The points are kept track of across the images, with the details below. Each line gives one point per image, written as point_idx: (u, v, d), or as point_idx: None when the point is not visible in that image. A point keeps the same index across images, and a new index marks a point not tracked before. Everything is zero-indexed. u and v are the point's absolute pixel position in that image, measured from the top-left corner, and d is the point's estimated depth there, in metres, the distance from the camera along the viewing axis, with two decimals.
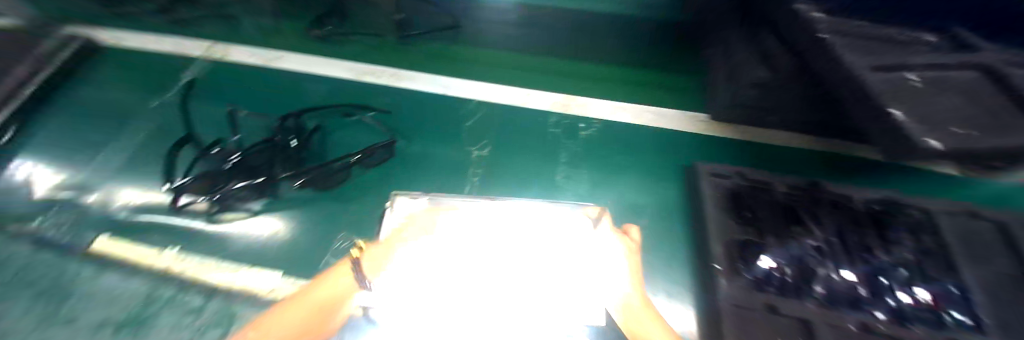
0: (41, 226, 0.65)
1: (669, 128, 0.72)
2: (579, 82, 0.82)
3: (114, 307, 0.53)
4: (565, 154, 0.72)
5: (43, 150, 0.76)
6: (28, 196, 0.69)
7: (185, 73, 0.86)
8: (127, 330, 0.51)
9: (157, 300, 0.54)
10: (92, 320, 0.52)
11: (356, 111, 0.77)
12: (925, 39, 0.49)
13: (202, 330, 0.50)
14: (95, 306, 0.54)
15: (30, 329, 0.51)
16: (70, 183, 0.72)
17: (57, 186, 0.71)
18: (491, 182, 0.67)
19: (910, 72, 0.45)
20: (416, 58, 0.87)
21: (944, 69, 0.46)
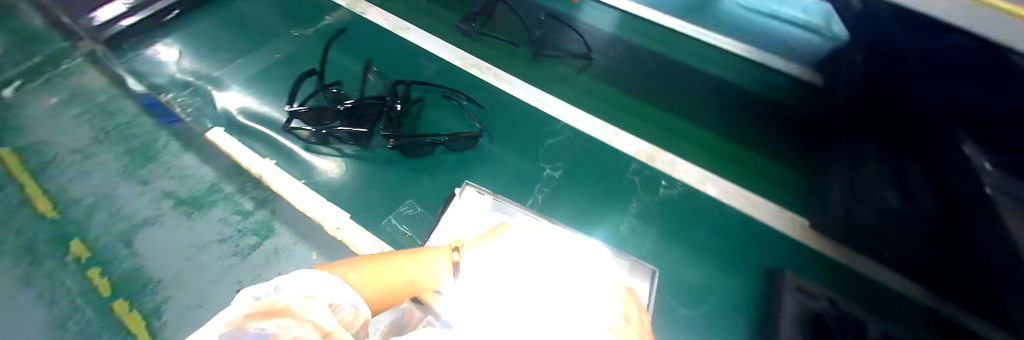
0: (177, 101, 0.79)
1: (757, 218, 0.68)
2: (674, 139, 0.79)
3: (185, 184, 0.68)
4: (637, 204, 0.71)
5: (198, 40, 0.90)
6: (178, 76, 0.83)
7: (327, 16, 0.98)
8: (190, 206, 0.65)
9: (217, 192, 0.67)
10: (164, 186, 0.67)
11: (454, 96, 0.82)
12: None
13: (242, 233, 0.63)
14: (175, 176, 0.69)
15: (118, 180, 0.67)
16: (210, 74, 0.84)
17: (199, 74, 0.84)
18: (557, 206, 0.70)
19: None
20: (519, 64, 0.90)
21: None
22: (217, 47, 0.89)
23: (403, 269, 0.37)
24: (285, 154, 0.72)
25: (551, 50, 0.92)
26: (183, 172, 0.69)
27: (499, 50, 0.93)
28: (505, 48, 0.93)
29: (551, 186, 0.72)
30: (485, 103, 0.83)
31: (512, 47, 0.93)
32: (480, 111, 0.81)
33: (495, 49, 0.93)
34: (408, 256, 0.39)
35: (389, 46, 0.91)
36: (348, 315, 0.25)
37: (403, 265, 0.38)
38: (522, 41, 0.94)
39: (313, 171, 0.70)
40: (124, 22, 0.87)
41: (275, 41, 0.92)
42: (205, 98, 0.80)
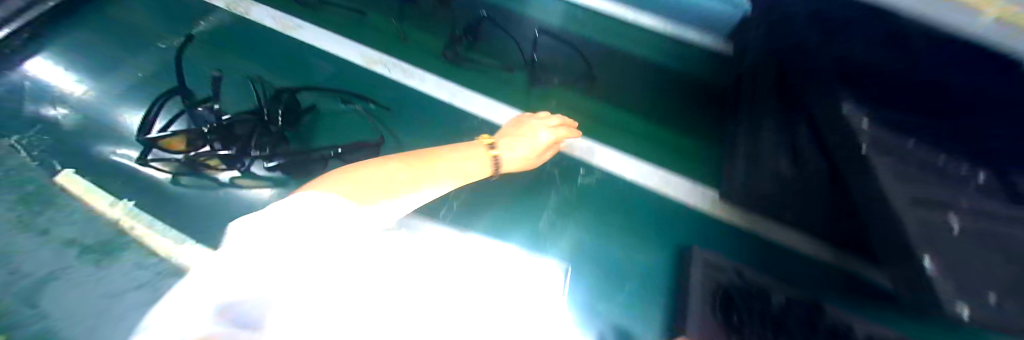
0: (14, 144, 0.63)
1: (675, 198, 0.66)
2: (592, 125, 0.75)
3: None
4: (555, 199, 0.66)
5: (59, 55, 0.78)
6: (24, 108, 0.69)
7: (200, 22, 0.86)
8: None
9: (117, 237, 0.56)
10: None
11: (354, 99, 0.73)
12: (976, 177, 0.35)
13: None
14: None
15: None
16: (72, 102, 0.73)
17: (60, 101, 0.73)
18: (469, 211, 0.64)
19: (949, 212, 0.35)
20: (424, 55, 0.81)
21: (1004, 221, 0.33)
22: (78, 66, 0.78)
23: (439, 155, 0.49)
24: (152, 198, 0.63)
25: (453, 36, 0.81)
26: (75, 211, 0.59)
27: (414, 53, 0.81)
28: (418, 52, 0.81)
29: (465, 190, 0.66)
30: (389, 103, 0.74)
31: (431, 48, 0.82)
32: (387, 113, 0.73)
33: (403, 52, 0.81)
34: (442, 153, 0.50)
35: (275, 49, 0.80)
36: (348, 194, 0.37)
37: (397, 164, 0.45)
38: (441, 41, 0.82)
39: (192, 212, 0.63)
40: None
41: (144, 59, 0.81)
42: (54, 134, 0.68)
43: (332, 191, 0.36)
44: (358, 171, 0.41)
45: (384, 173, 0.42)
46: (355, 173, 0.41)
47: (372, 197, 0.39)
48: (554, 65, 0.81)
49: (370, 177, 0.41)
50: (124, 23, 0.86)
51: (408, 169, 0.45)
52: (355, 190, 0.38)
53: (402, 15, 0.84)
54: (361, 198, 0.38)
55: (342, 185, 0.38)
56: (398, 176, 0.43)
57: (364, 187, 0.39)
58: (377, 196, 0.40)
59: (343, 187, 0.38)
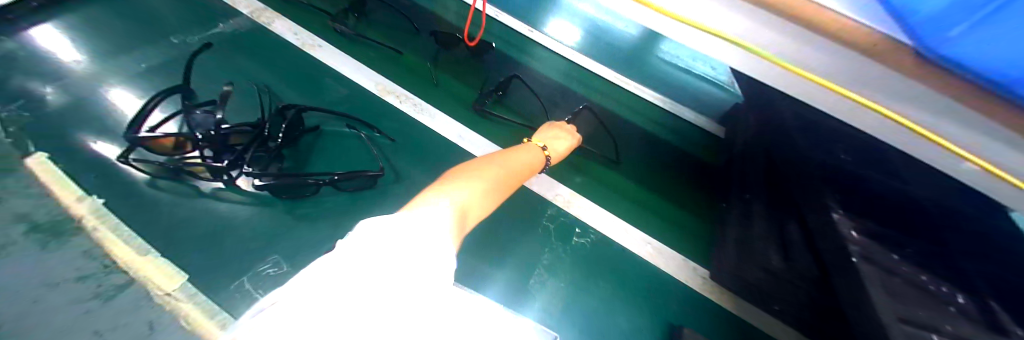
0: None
1: (666, 270, 0.66)
2: (591, 184, 0.76)
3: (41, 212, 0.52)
4: (548, 255, 0.65)
5: (75, 39, 0.78)
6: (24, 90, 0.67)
7: (221, 24, 0.87)
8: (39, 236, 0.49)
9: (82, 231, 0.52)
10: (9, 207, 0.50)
11: (360, 126, 0.73)
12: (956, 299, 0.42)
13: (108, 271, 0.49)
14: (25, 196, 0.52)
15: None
16: (61, 80, 0.70)
17: (51, 79, 0.70)
18: (458, 257, 0.61)
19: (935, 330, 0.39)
20: (440, 94, 0.83)
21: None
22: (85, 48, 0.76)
23: (512, 166, 0.50)
24: (126, 198, 0.59)
25: (471, 84, 0.86)
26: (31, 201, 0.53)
27: (430, 91, 0.83)
28: (434, 91, 0.83)
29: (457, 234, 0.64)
30: (396, 135, 0.74)
31: (447, 88, 0.84)
32: (390, 144, 0.72)
33: (419, 88, 0.83)
34: (510, 163, 0.51)
35: (292, 63, 0.81)
36: (451, 202, 0.38)
37: (491, 171, 0.46)
38: (458, 85, 0.85)
39: (159, 218, 0.58)
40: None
41: (152, 48, 0.80)
42: (39, 114, 0.65)
43: (447, 192, 0.39)
44: (466, 175, 0.43)
45: (488, 172, 0.46)
46: (461, 178, 0.42)
47: (476, 206, 0.41)
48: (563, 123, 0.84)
49: (471, 184, 0.42)
50: (145, 13, 0.86)
51: (505, 175, 0.48)
52: (454, 202, 0.38)
53: (426, 57, 0.88)
54: (473, 201, 0.41)
55: (464, 191, 0.40)
56: (491, 189, 0.44)
57: (481, 192, 0.42)
58: (473, 204, 0.41)
59: (457, 188, 0.40)
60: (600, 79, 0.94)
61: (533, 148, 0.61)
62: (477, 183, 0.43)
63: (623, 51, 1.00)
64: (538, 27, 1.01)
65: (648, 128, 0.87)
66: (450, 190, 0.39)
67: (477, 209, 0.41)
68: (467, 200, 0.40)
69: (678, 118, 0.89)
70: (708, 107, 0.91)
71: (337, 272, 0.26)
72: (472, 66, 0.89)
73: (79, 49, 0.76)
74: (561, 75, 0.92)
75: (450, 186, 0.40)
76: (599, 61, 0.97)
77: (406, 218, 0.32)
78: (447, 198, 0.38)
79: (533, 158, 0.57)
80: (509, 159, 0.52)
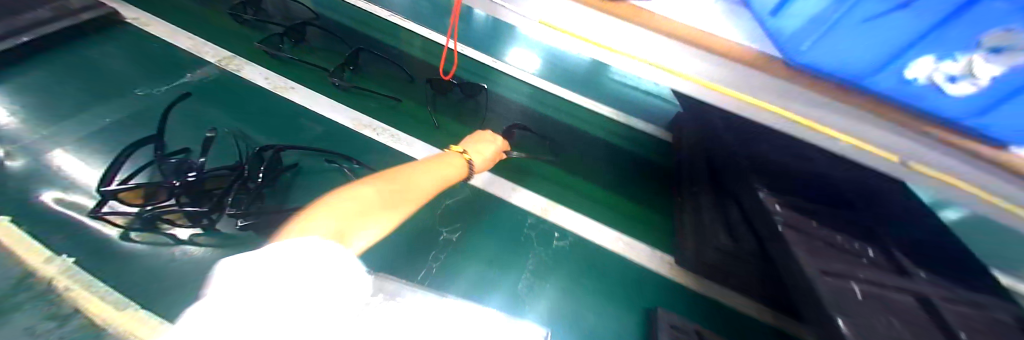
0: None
1: (639, 260, 0.73)
2: (564, 191, 0.83)
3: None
4: (532, 260, 0.70)
5: (30, 98, 0.76)
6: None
7: (190, 73, 0.88)
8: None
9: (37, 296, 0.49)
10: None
11: (340, 160, 0.76)
12: (866, 252, 0.51)
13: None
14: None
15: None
16: (18, 143, 0.68)
17: (7, 142, 0.68)
18: (448, 272, 0.64)
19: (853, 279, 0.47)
20: (416, 124, 0.89)
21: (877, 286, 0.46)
22: (42, 109, 0.74)
23: (403, 183, 0.56)
24: (97, 254, 0.57)
25: (444, 113, 0.93)
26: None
27: (406, 121, 0.89)
28: (410, 121, 0.89)
29: (445, 251, 0.67)
30: (376, 164, 0.78)
31: (423, 118, 0.91)
32: (371, 174, 0.75)
33: (395, 120, 0.89)
34: (400, 178, 0.57)
35: (267, 105, 0.84)
36: (321, 229, 0.42)
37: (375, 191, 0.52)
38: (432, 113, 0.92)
39: (132, 271, 0.57)
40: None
41: (116, 101, 0.79)
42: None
43: (315, 219, 0.44)
44: (343, 197, 0.48)
45: (367, 191, 0.51)
46: (336, 202, 0.47)
47: (349, 228, 0.47)
48: (531, 139, 0.92)
49: (343, 204, 0.48)
50: (106, 68, 0.86)
51: (390, 189, 0.54)
52: (319, 227, 0.42)
53: (399, 91, 0.95)
54: (348, 224, 0.46)
55: (334, 215, 0.45)
56: (371, 205, 0.51)
57: (356, 215, 0.48)
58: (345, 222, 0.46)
59: (329, 214, 0.45)
60: (561, 99, 1.03)
61: (454, 155, 0.69)
62: (354, 202, 0.48)
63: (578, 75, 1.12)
64: (500, 57, 1.10)
65: (609, 139, 0.96)
66: (319, 218, 0.44)
67: (354, 230, 0.47)
68: (339, 221, 0.45)
69: (632, 126, 1.00)
70: (655, 117, 1.03)
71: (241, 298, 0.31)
72: (442, 96, 0.96)
73: (33, 110, 0.74)
74: (525, 97, 1.01)
75: (319, 212, 0.45)
76: (558, 83, 1.07)
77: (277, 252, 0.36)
78: (314, 224, 0.43)
79: (445, 163, 0.65)
80: (403, 175, 0.58)
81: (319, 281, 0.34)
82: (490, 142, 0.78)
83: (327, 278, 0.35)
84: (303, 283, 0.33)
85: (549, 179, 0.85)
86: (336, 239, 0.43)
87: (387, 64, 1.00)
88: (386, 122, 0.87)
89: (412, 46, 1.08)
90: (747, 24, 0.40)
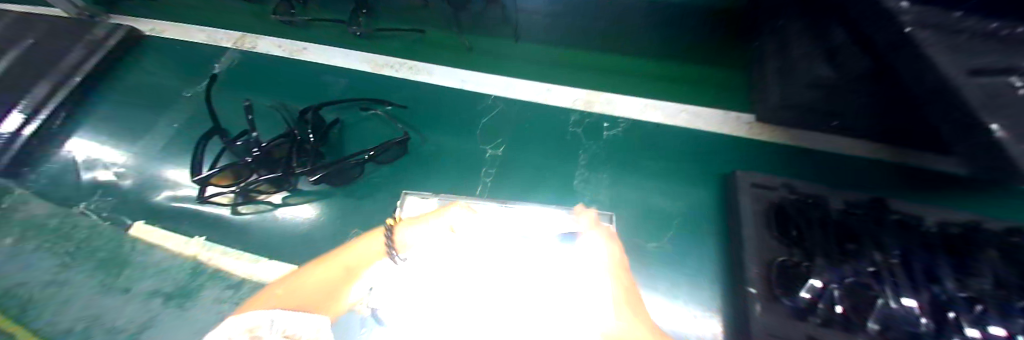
0: (88, 209, 0.70)
1: (703, 129, 0.66)
2: (606, 79, 0.76)
3: (166, 280, 0.59)
4: (585, 155, 0.67)
5: (102, 123, 0.84)
6: (79, 179, 0.74)
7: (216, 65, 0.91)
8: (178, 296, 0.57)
9: (199, 275, 0.59)
10: (146, 288, 0.57)
11: (373, 105, 0.76)
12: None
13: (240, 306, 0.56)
14: (151, 276, 0.60)
15: (92, 294, 0.56)
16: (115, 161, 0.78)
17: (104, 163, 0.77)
18: (504, 183, 0.64)
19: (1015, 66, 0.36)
20: (432, 50, 0.84)
21: None
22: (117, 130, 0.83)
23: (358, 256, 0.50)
24: (211, 229, 0.67)
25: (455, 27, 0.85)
26: (146, 271, 0.60)
27: (422, 50, 0.84)
28: (426, 49, 0.84)
29: (495, 165, 0.67)
30: (406, 100, 0.77)
31: (437, 42, 0.85)
32: (405, 111, 0.75)
33: (411, 52, 0.84)
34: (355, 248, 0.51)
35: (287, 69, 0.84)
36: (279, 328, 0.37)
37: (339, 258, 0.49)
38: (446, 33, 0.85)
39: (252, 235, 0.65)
40: (28, 129, 0.77)
41: (174, 109, 0.86)
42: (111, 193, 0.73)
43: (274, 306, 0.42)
44: (281, 283, 0.47)
45: (313, 273, 0.48)
46: (302, 283, 0.46)
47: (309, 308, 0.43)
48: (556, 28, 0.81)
49: (308, 278, 0.47)
50: (152, 82, 0.92)
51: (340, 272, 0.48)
52: (265, 302, 0.43)
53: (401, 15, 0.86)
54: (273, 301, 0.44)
55: (283, 295, 0.44)
56: (318, 298, 0.45)
57: (310, 292, 0.45)
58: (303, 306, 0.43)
59: (283, 295, 0.44)
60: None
61: None
62: (307, 282, 0.47)
63: None
64: None
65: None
66: (271, 302, 0.43)
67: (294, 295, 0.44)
68: (304, 306, 0.42)
69: None
70: None
71: None
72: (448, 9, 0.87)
73: (110, 133, 0.83)
74: None
75: (284, 297, 0.43)
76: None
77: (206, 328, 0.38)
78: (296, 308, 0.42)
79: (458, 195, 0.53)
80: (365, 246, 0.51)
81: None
82: None
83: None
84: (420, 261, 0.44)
85: (586, 70, 0.78)
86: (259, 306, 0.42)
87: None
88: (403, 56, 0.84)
89: None
90: None
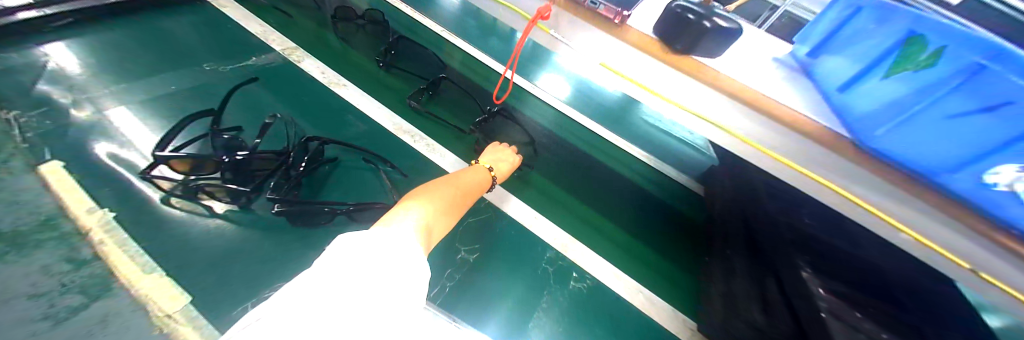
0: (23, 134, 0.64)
1: (659, 321, 0.69)
2: (592, 233, 0.81)
3: None
4: (545, 298, 0.68)
5: (100, 58, 0.82)
6: (53, 98, 0.72)
7: (255, 56, 0.94)
8: None
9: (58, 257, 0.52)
10: None
11: (376, 161, 0.78)
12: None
13: None
14: None
15: None
16: (87, 95, 0.74)
17: (77, 92, 0.74)
18: (466, 293, 0.66)
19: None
20: (449, 135, 0.90)
21: None
22: (117, 65, 0.82)
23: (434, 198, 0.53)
24: (136, 214, 0.61)
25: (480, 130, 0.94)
26: None
27: (440, 129, 0.90)
28: (442, 130, 0.90)
29: (461, 273, 0.68)
30: (407, 170, 0.79)
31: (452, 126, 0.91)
32: (403, 179, 0.77)
33: (432, 126, 0.90)
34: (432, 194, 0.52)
35: (339, 117, 0.85)
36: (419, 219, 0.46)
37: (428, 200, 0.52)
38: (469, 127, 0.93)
39: (165, 235, 0.60)
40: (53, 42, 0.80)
41: (182, 73, 0.84)
42: (61, 123, 0.69)
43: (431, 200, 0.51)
44: (431, 186, 0.54)
45: (436, 210, 0.49)
46: (427, 191, 0.52)
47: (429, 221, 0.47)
48: (569, 161, 0.92)
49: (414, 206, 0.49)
50: (175, 40, 0.91)
51: (450, 198, 0.54)
52: (427, 193, 0.52)
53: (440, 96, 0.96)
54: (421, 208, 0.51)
55: (418, 208, 0.47)
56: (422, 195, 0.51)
57: (433, 213, 0.48)
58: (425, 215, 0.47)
59: (419, 198, 0.50)
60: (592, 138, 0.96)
61: (479, 169, 0.71)
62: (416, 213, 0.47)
63: (612, 108, 1.04)
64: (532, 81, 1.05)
65: (639, 183, 0.91)
66: (421, 200, 0.49)
67: (436, 226, 0.48)
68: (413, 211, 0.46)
69: (665, 173, 0.94)
70: (689, 166, 0.95)
71: (324, 283, 0.31)
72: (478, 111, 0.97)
73: (93, 72, 0.79)
74: (560, 124, 0.99)
75: (420, 194, 0.51)
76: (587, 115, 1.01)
77: (378, 232, 0.38)
78: (412, 216, 0.44)
79: (473, 189, 0.64)
80: (455, 180, 0.60)
81: (390, 269, 0.33)
82: (508, 159, 0.79)
83: (396, 271, 0.33)
84: (369, 279, 0.32)
85: (578, 215, 0.83)
86: (424, 236, 0.43)
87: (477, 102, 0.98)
88: (422, 129, 0.89)
89: (454, 51, 1.08)
90: (810, 96, 0.44)
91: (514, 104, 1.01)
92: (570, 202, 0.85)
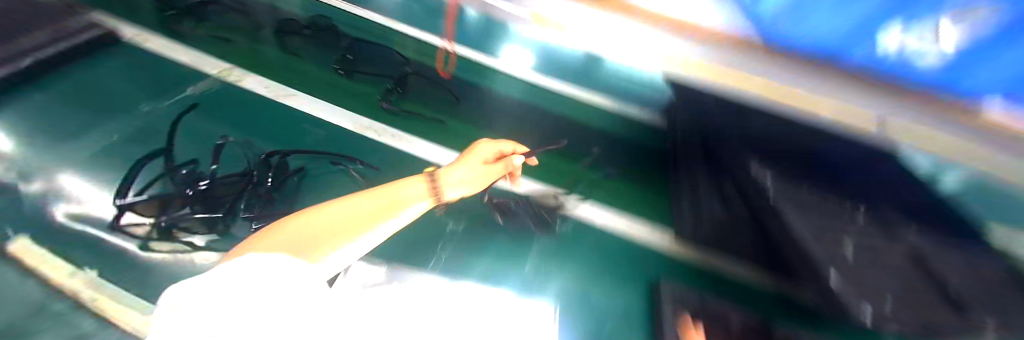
0: None
1: (643, 240, 0.74)
2: (568, 179, 0.85)
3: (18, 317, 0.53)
4: (535, 245, 0.72)
5: (24, 124, 0.77)
6: None
7: (190, 86, 0.90)
8: None
9: (65, 320, 0.54)
10: None
11: (345, 161, 0.79)
12: (845, 208, 0.56)
13: None
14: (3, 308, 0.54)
15: None
16: (23, 163, 0.70)
17: (10, 162, 0.70)
18: (460, 258, 0.68)
19: (846, 238, 0.52)
20: (412, 121, 0.91)
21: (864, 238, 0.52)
22: (47, 127, 0.77)
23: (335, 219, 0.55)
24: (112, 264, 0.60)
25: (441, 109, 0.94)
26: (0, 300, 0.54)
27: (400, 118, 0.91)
28: (403, 118, 0.91)
29: (451, 242, 0.70)
30: (377, 163, 0.80)
31: (412, 113, 0.92)
32: (375, 172, 0.78)
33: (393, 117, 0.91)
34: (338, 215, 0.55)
35: (296, 128, 0.84)
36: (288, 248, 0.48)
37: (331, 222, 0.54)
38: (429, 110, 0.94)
39: (151, 278, 0.59)
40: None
41: (121, 120, 0.81)
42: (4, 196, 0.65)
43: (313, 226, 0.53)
44: (331, 207, 0.56)
45: (302, 240, 0.50)
46: (313, 214, 0.55)
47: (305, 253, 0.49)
48: (533, 119, 0.95)
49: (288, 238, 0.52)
50: (101, 89, 0.87)
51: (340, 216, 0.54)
52: (321, 213, 0.55)
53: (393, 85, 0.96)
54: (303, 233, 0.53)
55: (283, 243, 0.49)
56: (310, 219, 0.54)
57: (310, 243, 0.50)
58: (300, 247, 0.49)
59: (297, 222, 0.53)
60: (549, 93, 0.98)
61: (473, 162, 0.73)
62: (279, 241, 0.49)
63: (565, 65, 1.03)
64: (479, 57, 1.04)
65: (603, 125, 0.95)
66: (300, 230, 0.51)
67: (313, 248, 0.50)
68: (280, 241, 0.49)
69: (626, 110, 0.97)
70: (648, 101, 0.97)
71: None
72: (435, 92, 0.97)
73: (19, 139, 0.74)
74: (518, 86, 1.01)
75: (305, 219, 0.54)
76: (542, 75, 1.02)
77: (219, 277, 0.39)
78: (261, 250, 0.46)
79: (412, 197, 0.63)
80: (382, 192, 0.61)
81: None
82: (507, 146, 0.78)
83: None
84: None
85: (551, 166, 0.87)
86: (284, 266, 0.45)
87: (431, 83, 0.98)
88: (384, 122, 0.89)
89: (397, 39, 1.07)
90: None
91: (469, 77, 1.01)
92: (542, 156, 0.88)
